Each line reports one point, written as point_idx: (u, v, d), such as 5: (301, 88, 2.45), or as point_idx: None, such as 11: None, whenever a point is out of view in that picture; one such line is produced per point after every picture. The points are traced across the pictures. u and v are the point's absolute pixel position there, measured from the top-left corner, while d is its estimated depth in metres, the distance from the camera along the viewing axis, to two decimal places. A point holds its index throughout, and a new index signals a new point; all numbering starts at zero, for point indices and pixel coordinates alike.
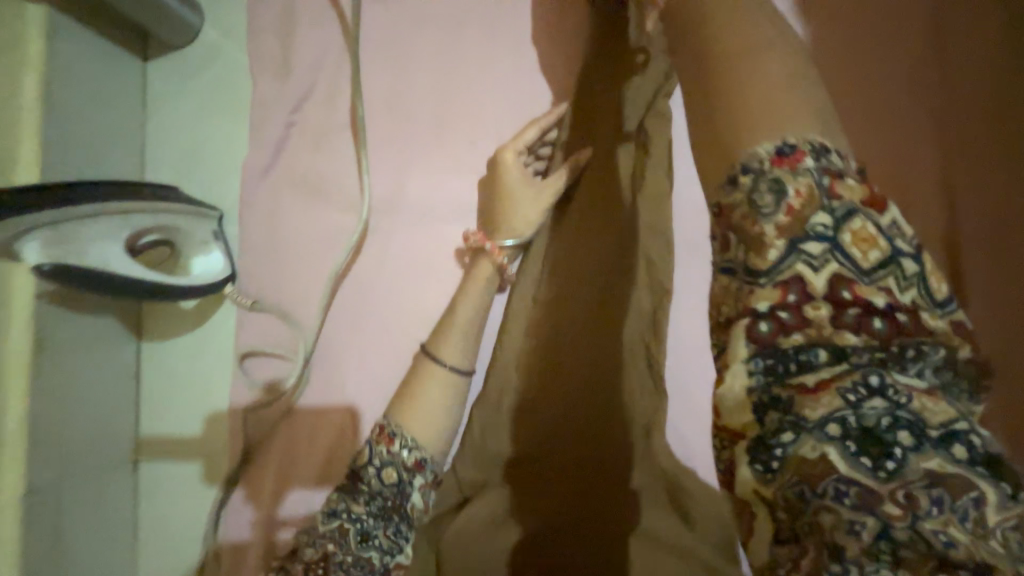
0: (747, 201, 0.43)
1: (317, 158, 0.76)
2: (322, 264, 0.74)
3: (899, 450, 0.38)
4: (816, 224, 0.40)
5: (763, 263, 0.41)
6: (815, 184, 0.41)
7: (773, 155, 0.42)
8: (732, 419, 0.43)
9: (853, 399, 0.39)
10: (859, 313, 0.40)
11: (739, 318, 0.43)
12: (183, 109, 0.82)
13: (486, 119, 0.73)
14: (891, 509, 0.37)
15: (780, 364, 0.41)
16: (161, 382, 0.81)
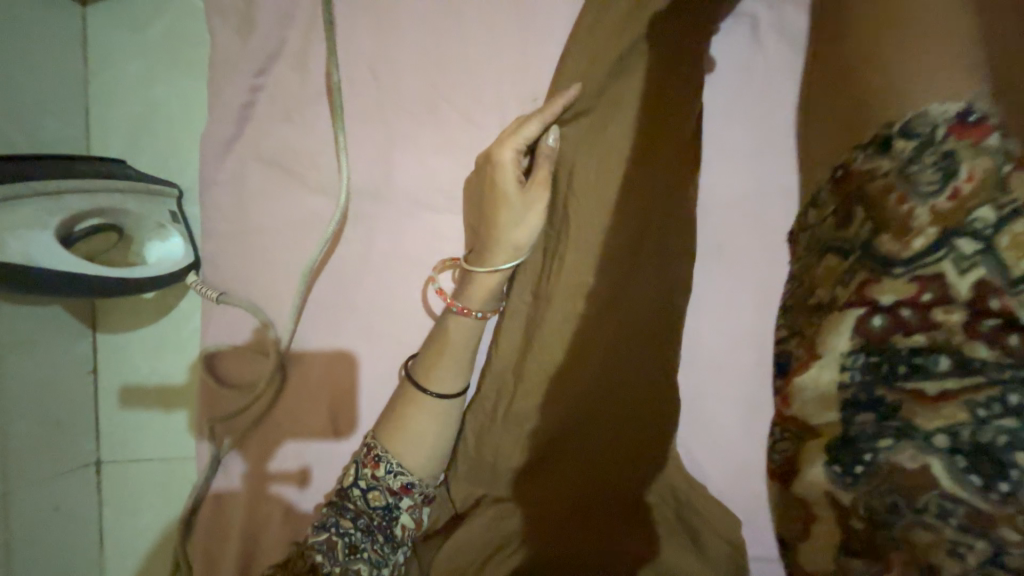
0: (905, 176, 0.46)
1: (290, 132, 0.65)
2: (296, 253, 0.65)
3: (1015, 473, 0.40)
4: (976, 219, 0.44)
5: (905, 251, 0.46)
6: (992, 168, 0.43)
7: (953, 123, 0.45)
8: (812, 416, 0.51)
9: (981, 414, 0.42)
10: (990, 323, 0.43)
11: (855, 307, 0.48)
12: (132, 67, 0.71)
13: (485, 89, 0.62)
14: (1002, 528, 0.41)
15: (885, 364, 0.46)
16: (120, 379, 0.73)
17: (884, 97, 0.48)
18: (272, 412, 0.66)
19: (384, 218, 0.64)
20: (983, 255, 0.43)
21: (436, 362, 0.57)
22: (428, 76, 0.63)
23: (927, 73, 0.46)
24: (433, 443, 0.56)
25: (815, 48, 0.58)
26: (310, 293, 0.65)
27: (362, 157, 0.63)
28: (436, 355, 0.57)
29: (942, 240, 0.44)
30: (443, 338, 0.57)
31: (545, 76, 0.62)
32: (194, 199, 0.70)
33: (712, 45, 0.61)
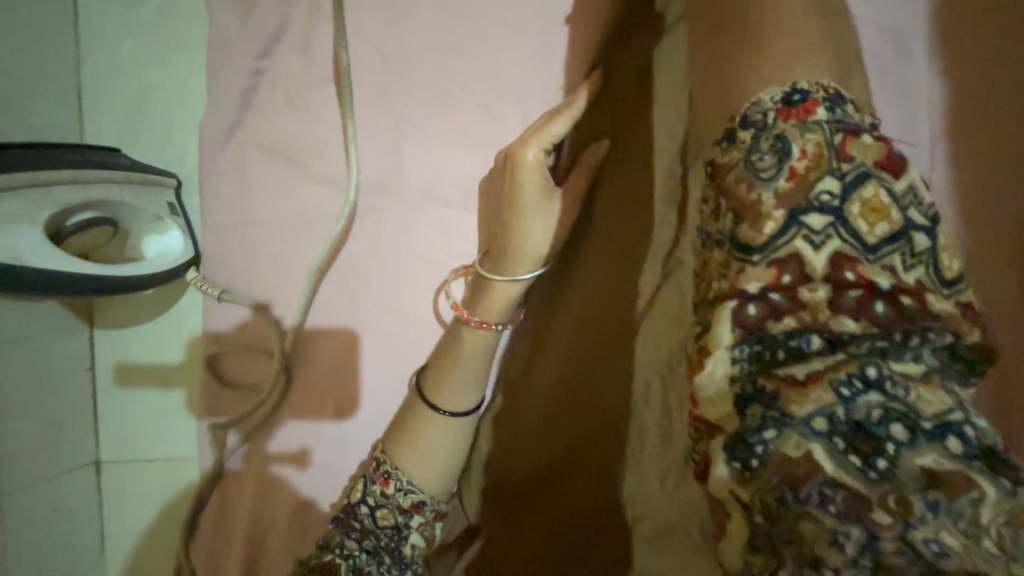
0: (747, 164, 0.43)
1: (292, 120, 0.61)
2: (300, 250, 0.62)
3: (891, 446, 0.36)
4: (822, 193, 0.41)
5: (758, 237, 0.41)
6: (825, 143, 0.41)
7: (779, 108, 0.43)
8: (710, 407, 0.43)
9: (846, 392, 0.37)
10: (850, 298, 0.40)
11: (727, 300, 0.42)
12: (126, 47, 0.66)
13: (504, 76, 0.58)
14: (880, 516, 0.34)
15: (767, 350, 0.40)
16: (118, 377, 0.70)
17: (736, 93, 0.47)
18: (275, 416, 0.63)
19: (395, 214, 0.60)
20: (832, 228, 0.41)
21: (444, 378, 0.53)
22: (442, 61, 0.58)
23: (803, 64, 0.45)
24: (442, 461, 0.53)
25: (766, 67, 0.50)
26: (316, 293, 0.61)
27: (370, 148, 0.59)
28: (444, 371, 0.53)
29: (790, 219, 0.41)
30: (452, 354, 0.54)
31: (570, 62, 0.57)
32: (193, 189, 0.66)
33: None
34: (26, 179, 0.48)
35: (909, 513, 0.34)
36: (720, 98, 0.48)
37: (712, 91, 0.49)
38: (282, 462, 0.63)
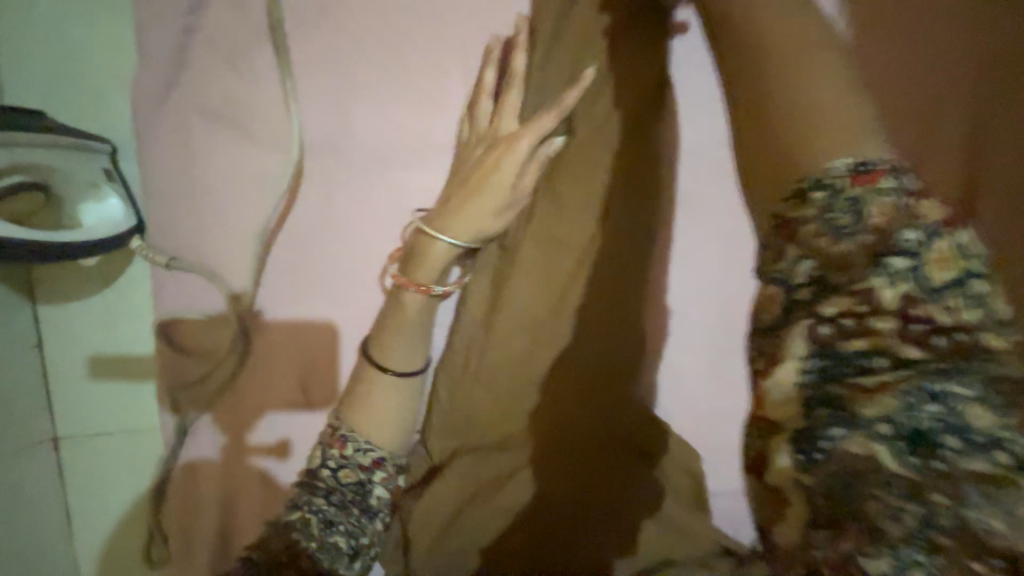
0: (820, 214, 0.33)
1: (230, 78, 0.59)
2: (246, 212, 0.60)
3: (948, 451, 0.30)
4: (906, 239, 0.32)
5: (832, 268, 0.32)
6: (896, 207, 0.33)
7: (852, 176, 0.34)
8: (779, 410, 0.34)
9: (913, 401, 0.30)
10: (910, 332, 0.31)
11: (803, 318, 0.33)
12: (40, 2, 0.61)
13: (447, 28, 0.57)
14: (940, 498, 0.29)
15: (837, 368, 0.32)
16: (70, 352, 0.69)
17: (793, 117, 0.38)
18: (238, 382, 0.64)
19: (344, 173, 0.59)
20: (908, 275, 0.31)
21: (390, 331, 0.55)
22: (384, 11, 0.57)
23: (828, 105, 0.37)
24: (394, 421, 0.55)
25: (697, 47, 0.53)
26: (267, 254, 0.61)
27: (315, 106, 0.58)
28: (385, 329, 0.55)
29: (875, 255, 0.32)
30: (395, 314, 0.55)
31: (513, 13, 0.57)
32: (130, 154, 0.64)
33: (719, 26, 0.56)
34: None
35: (958, 500, 0.29)
36: (748, 100, 0.41)
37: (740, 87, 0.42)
38: (248, 422, 0.64)
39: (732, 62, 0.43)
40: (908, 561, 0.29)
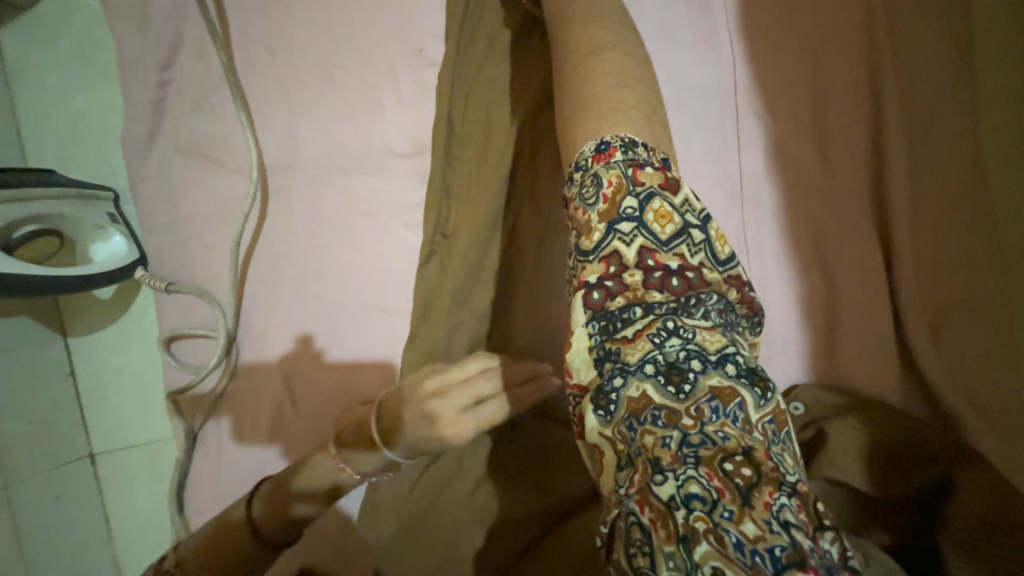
0: (574, 196, 0.39)
1: (200, 121, 0.69)
2: (225, 233, 0.70)
3: (692, 375, 0.33)
4: (627, 206, 0.37)
5: (589, 242, 0.37)
6: (624, 177, 0.37)
7: (594, 156, 0.39)
8: (585, 376, 0.36)
9: (659, 339, 0.34)
10: (652, 280, 0.36)
11: (575, 290, 0.38)
12: (49, 81, 0.73)
13: (374, 52, 0.65)
14: (689, 420, 0.32)
15: (610, 323, 0.36)
16: (96, 376, 0.79)
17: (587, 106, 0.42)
18: (231, 385, 0.71)
19: (301, 188, 0.67)
20: (639, 233, 0.37)
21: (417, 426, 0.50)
22: (319, 46, 0.66)
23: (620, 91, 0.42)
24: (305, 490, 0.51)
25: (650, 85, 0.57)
26: (247, 269, 0.70)
27: (271, 133, 0.67)
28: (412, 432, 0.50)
29: (610, 227, 0.37)
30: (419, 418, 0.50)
31: (429, 29, 0.64)
32: (129, 200, 0.74)
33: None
34: None
35: (705, 419, 0.32)
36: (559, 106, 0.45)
37: (561, 86, 0.46)
38: (240, 423, 0.70)
39: (563, 60, 0.46)
40: (684, 481, 0.30)
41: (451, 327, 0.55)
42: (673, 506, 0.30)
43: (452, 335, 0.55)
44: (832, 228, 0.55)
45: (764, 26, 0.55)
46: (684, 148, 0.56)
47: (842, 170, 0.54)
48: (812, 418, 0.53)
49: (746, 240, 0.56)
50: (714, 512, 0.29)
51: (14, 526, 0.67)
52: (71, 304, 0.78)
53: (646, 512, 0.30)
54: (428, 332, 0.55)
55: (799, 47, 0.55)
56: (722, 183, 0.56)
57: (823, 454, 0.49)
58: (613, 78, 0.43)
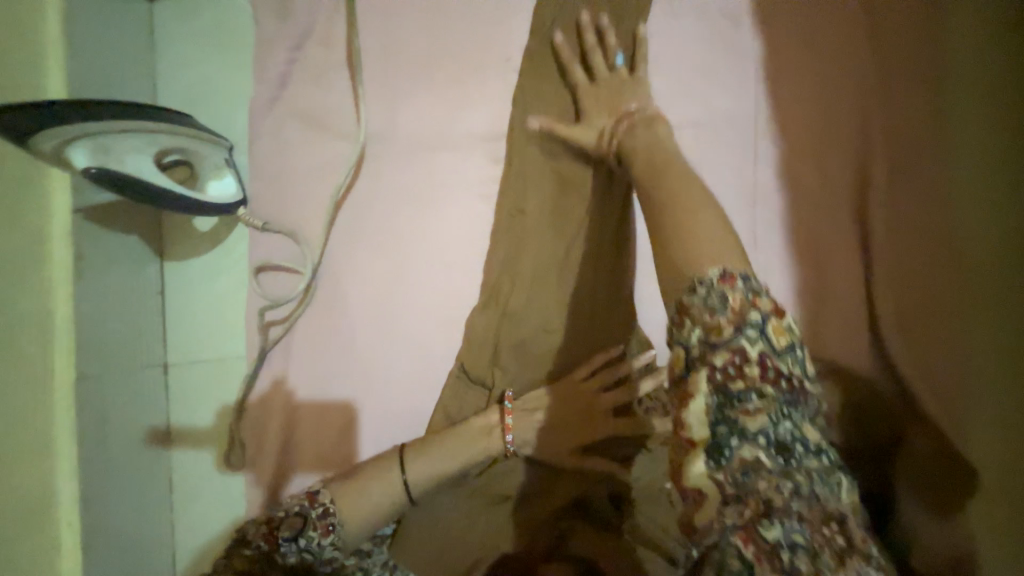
0: (699, 303, 0.48)
1: (318, 93, 0.83)
2: (322, 186, 0.83)
3: (796, 450, 0.45)
4: (752, 320, 0.47)
5: (717, 336, 0.47)
6: (746, 298, 0.48)
7: (721, 277, 0.48)
8: (697, 432, 0.46)
9: (773, 417, 0.46)
10: (766, 375, 0.46)
11: (698, 367, 0.47)
12: (188, 47, 0.88)
13: (468, 54, 0.79)
14: (798, 476, 0.44)
15: (729, 398, 0.46)
16: (181, 295, 0.91)
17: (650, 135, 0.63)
18: (306, 312, 0.84)
19: (392, 156, 0.81)
20: (760, 342, 0.47)
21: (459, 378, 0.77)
22: (424, 44, 0.80)
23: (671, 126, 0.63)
24: (373, 522, 0.66)
25: (696, 106, 0.70)
26: (336, 218, 0.83)
27: (374, 110, 0.81)
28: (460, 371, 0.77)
29: (737, 331, 0.47)
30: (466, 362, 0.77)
31: (516, 41, 0.78)
32: (240, 150, 0.87)
33: (668, 20, 0.71)
34: (150, 126, 0.68)
35: (806, 483, 0.44)
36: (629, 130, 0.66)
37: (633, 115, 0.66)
38: (313, 345, 0.84)
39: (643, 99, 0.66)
40: (790, 531, 0.42)
41: (512, 277, 0.76)
42: (780, 548, 0.42)
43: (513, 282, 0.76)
44: (822, 232, 0.67)
45: (791, 68, 0.68)
46: (710, 154, 0.70)
47: (844, 188, 0.67)
48: None
49: (754, 235, 0.69)
50: (815, 560, 0.41)
51: (103, 410, 0.78)
52: (172, 232, 0.90)
53: (753, 549, 0.42)
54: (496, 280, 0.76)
55: (823, 84, 0.68)
56: (739, 186, 0.70)
57: None
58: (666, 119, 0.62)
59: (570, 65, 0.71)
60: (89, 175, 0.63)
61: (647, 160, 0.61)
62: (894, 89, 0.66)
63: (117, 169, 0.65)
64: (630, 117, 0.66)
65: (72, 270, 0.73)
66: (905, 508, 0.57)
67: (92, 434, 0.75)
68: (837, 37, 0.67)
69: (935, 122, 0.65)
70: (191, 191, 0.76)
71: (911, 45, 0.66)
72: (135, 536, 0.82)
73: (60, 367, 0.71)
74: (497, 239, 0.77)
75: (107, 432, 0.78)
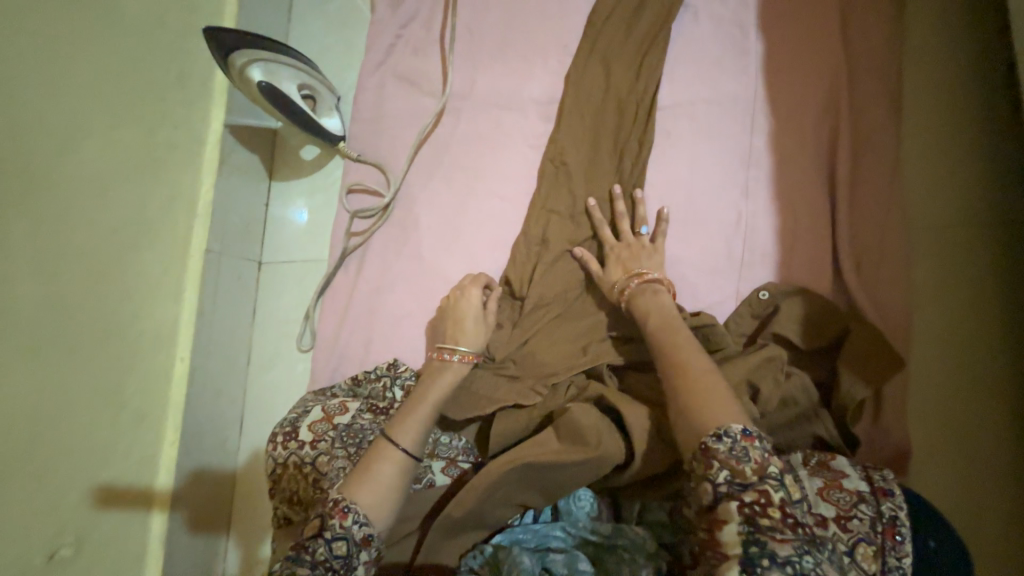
0: (728, 449, 0.56)
1: (414, 62, 1.08)
2: (408, 131, 1.06)
3: None
4: (772, 471, 0.55)
5: (744, 477, 0.55)
6: (763, 456, 0.56)
7: (744, 432, 0.56)
8: (733, 547, 0.53)
9: (800, 553, 0.51)
10: (786, 519, 0.53)
11: (728, 498, 0.55)
12: (317, 27, 1.17)
13: (533, 40, 1.02)
14: None
15: (758, 537, 0.52)
16: (280, 210, 1.14)
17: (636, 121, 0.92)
18: (381, 228, 1.04)
19: (466, 112, 1.04)
20: (777, 483, 0.55)
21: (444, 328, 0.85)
22: (501, 32, 1.04)
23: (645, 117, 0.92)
24: (398, 496, 0.68)
25: (707, 88, 0.92)
26: (416, 155, 1.04)
27: (456, 77, 1.05)
28: (457, 311, 0.85)
29: (761, 478, 0.55)
30: (461, 306, 0.85)
31: (573, 33, 1.00)
32: (347, 101, 1.11)
33: (690, 28, 0.95)
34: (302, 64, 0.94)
35: None
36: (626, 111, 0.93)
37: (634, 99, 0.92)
38: (383, 255, 1.03)
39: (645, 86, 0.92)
40: None
41: (550, 209, 0.92)
42: None
43: (550, 214, 0.92)
44: (799, 195, 0.85)
45: (780, 66, 0.90)
46: (715, 128, 0.90)
47: (817, 155, 0.85)
48: (773, 302, 0.80)
49: (747, 188, 0.87)
50: None
51: (217, 279, 1.03)
52: (282, 161, 1.16)
53: None
54: (536, 211, 0.93)
55: (803, 79, 0.88)
56: (737, 153, 0.89)
57: (776, 318, 0.78)
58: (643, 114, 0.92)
59: (602, 227, 0.87)
60: (260, 87, 0.89)
61: (658, 320, 0.74)
62: (861, 83, 0.86)
63: (271, 84, 0.90)
64: (642, 277, 0.80)
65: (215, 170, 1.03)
66: (843, 383, 0.72)
67: (205, 292, 1.00)
68: (817, 44, 0.88)
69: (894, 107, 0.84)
70: (313, 115, 0.99)
71: (883, 71, 0.85)
72: (219, 389, 1.03)
73: (197, 236, 1.01)
74: (546, 177, 0.94)
75: (215, 297, 1.02)
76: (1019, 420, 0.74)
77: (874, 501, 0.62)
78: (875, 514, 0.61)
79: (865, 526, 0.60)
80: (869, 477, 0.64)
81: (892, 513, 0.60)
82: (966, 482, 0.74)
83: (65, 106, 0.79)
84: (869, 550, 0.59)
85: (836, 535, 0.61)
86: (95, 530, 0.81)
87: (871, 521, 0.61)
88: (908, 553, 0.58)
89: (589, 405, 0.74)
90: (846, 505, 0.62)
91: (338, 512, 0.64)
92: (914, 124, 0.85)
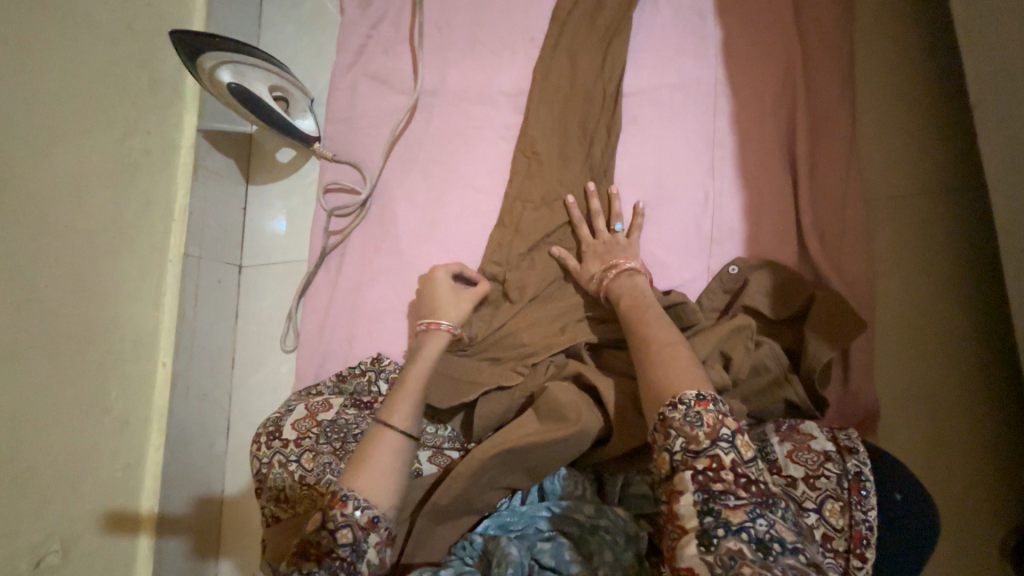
0: (681, 418, 0.57)
1: (385, 61, 1.10)
2: (383, 128, 1.07)
3: (776, 547, 0.50)
4: (723, 434, 0.56)
5: (698, 445, 0.56)
6: (717, 419, 0.57)
7: (697, 399, 0.58)
8: (688, 520, 0.54)
9: (752, 517, 0.52)
10: (740, 482, 0.54)
11: (684, 467, 0.56)
12: (287, 31, 1.19)
13: (500, 33, 1.04)
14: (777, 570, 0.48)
15: (712, 504, 0.53)
16: (257, 214, 1.15)
17: (607, 110, 0.94)
18: (360, 225, 1.06)
19: (438, 107, 1.05)
20: (729, 448, 0.56)
21: (422, 311, 0.85)
22: (468, 28, 1.06)
23: (616, 106, 0.94)
24: (399, 478, 0.66)
25: (669, 74, 0.95)
26: (392, 152, 1.06)
27: (427, 74, 1.07)
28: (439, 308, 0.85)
29: (713, 442, 0.56)
30: (447, 297, 0.85)
31: (539, 24, 1.03)
32: (320, 103, 1.13)
33: (650, 15, 0.98)
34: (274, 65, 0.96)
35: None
36: (595, 99, 0.94)
37: (604, 88, 0.94)
38: (363, 250, 1.04)
39: (613, 73, 0.94)
40: None
41: (523, 198, 0.94)
42: None
43: (524, 202, 0.94)
44: (762, 171, 0.88)
45: (737, 48, 0.93)
46: (680, 111, 0.93)
47: (778, 132, 0.88)
48: (743, 276, 0.82)
49: (713, 167, 0.90)
50: None
51: (197, 283, 1.03)
52: (257, 164, 1.16)
53: None
54: (511, 200, 0.95)
55: (761, 59, 0.91)
56: (701, 134, 0.91)
57: (746, 292, 0.80)
58: (613, 104, 0.94)
59: (579, 224, 0.89)
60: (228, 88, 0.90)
61: (630, 301, 0.76)
62: (816, 61, 0.89)
63: (240, 85, 0.91)
64: (617, 267, 0.81)
65: (191, 176, 1.04)
66: (811, 344, 0.73)
67: (185, 298, 1.00)
68: (772, 26, 0.92)
69: (844, 83, 0.88)
70: (286, 116, 1.00)
71: (836, 51, 0.89)
72: (203, 393, 1.02)
73: (175, 244, 1.01)
74: (520, 166, 0.96)
75: (196, 302, 1.02)
76: (981, 376, 0.77)
77: (839, 458, 0.62)
78: (841, 471, 0.61)
79: (833, 483, 0.61)
80: (834, 437, 0.65)
81: (857, 469, 0.61)
82: (935, 440, 0.76)
83: (34, 114, 0.79)
84: (836, 506, 0.60)
85: (805, 494, 0.61)
86: (81, 539, 0.81)
87: (838, 478, 0.61)
88: (874, 506, 0.59)
89: (566, 382, 0.76)
90: (814, 464, 0.62)
91: (337, 501, 0.62)
92: (868, 104, 0.89)
